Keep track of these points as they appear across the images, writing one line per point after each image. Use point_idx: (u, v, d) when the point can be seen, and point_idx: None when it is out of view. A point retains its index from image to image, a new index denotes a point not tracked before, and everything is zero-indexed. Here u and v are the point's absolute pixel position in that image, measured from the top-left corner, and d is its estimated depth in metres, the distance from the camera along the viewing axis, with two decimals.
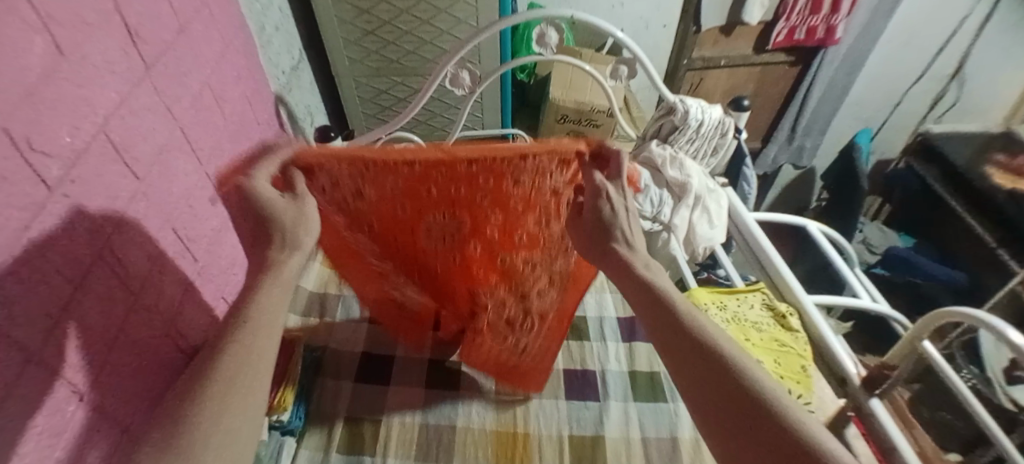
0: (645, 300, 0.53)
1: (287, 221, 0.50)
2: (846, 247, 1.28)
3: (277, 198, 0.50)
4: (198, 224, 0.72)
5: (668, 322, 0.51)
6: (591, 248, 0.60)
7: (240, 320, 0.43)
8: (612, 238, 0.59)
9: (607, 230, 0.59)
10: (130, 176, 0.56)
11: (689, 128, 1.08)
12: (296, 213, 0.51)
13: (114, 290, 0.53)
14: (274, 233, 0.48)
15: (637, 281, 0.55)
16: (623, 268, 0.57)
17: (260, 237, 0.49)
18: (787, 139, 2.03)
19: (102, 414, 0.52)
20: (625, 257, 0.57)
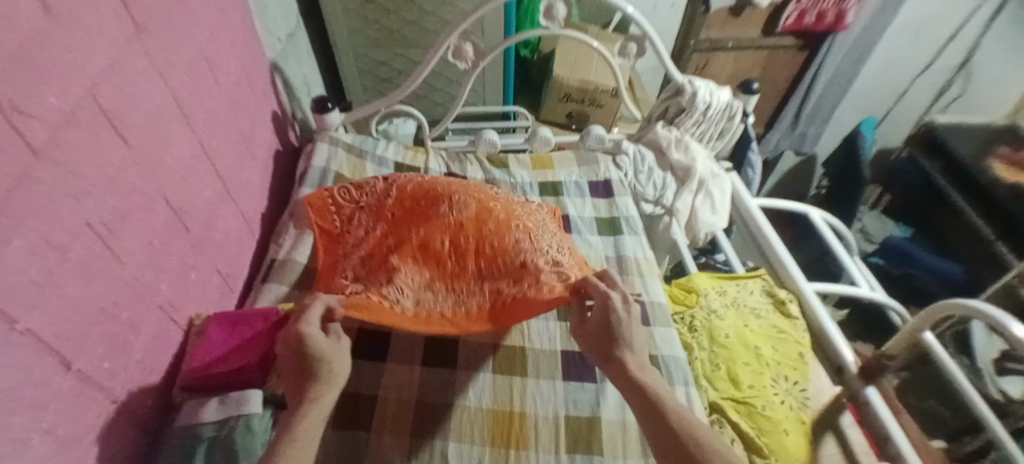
0: (634, 397, 0.58)
1: (330, 364, 0.57)
2: (847, 234, 1.27)
3: (321, 340, 0.58)
4: (192, 195, 0.70)
5: (654, 416, 0.55)
6: (594, 347, 0.65)
7: (279, 445, 0.48)
8: (618, 340, 0.64)
9: (611, 331, 0.65)
10: (119, 141, 0.54)
11: (696, 111, 1.06)
12: (335, 351, 0.58)
13: (103, 260, 0.51)
14: (318, 369, 0.55)
15: (632, 381, 0.59)
16: (622, 372, 0.60)
17: (304, 374, 0.55)
18: (790, 126, 2.01)
19: (93, 385, 0.50)
20: (624, 360, 0.62)
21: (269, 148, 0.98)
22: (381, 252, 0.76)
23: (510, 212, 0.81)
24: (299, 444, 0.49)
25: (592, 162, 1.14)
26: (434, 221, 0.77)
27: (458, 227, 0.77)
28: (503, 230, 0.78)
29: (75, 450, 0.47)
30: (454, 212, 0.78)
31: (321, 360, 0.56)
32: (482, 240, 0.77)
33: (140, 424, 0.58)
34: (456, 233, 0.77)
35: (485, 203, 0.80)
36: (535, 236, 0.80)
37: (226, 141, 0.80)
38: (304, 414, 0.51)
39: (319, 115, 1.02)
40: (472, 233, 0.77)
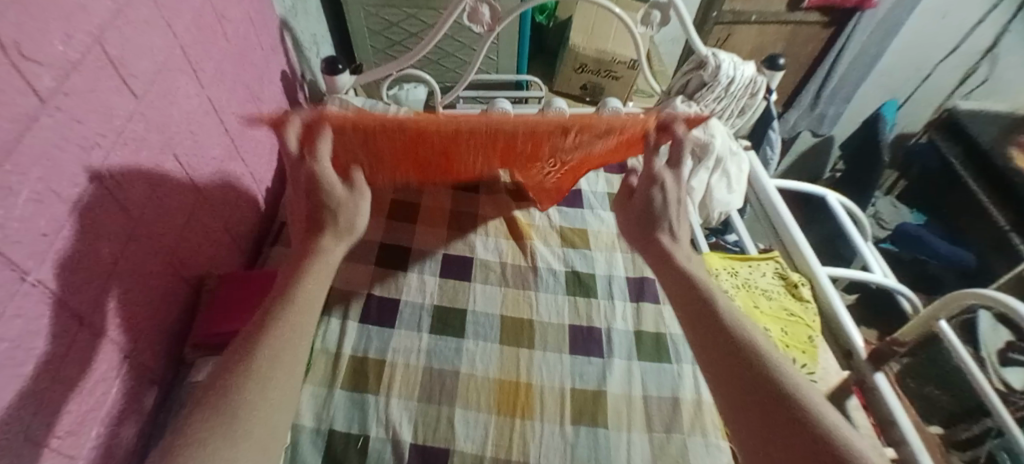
0: (676, 281, 0.60)
1: (341, 216, 0.58)
2: (863, 218, 1.25)
3: (336, 183, 0.58)
4: (201, 152, 0.68)
5: (689, 295, 0.58)
6: (634, 231, 0.68)
7: (293, 294, 0.51)
8: (655, 225, 0.66)
9: (650, 214, 0.66)
10: (127, 92, 0.52)
11: (718, 85, 1.02)
12: (350, 207, 0.58)
13: (112, 214, 0.50)
14: (328, 219, 0.57)
15: (670, 266, 0.62)
16: (661, 256, 0.64)
17: (317, 225, 0.57)
18: (810, 105, 1.92)
19: (105, 339, 0.50)
20: (665, 244, 0.64)
21: (277, 107, 0.96)
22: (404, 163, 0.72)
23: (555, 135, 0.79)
24: (307, 295, 0.51)
25: None
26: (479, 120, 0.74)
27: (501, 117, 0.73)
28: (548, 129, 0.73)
29: (89, 400, 0.48)
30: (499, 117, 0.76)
31: (334, 206, 0.58)
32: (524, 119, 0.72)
33: (152, 376, 0.59)
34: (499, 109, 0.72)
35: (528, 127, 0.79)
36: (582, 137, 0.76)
37: (234, 98, 0.78)
38: (312, 268, 0.53)
39: (329, 76, 0.99)
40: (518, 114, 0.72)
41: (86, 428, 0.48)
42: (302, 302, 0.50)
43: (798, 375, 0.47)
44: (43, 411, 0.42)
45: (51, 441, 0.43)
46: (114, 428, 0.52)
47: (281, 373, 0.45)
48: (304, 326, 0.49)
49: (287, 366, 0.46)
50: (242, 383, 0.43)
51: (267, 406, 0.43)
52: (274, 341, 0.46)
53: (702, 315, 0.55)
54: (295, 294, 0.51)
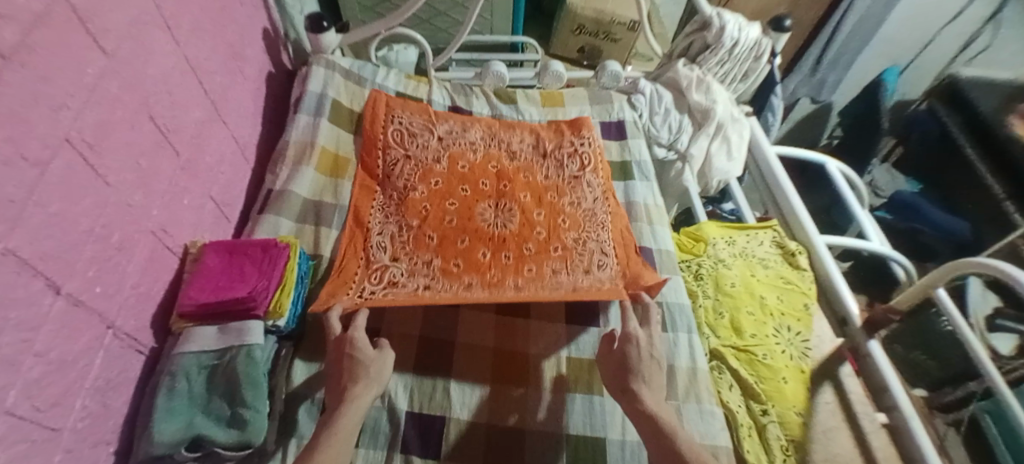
0: (646, 426, 0.58)
1: (372, 368, 0.60)
2: (862, 186, 1.24)
3: (367, 350, 0.61)
4: (179, 115, 0.65)
5: (666, 449, 0.56)
6: (611, 381, 0.64)
7: (318, 445, 0.52)
8: (632, 373, 0.63)
9: (625, 364, 0.64)
10: (97, 49, 0.49)
11: (722, 48, 1.00)
12: (379, 364, 0.61)
13: (87, 178, 0.48)
14: (360, 371, 0.58)
15: (643, 414, 0.59)
16: (632, 401, 0.61)
17: (348, 375, 0.58)
18: (811, 70, 1.80)
19: (85, 309, 0.48)
20: (637, 392, 0.62)
21: (260, 69, 0.91)
22: (425, 250, 0.77)
23: (552, 224, 0.83)
24: (336, 439, 0.52)
25: (605, 100, 1.08)
26: (479, 231, 0.80)
27: (502, 243, 0.80)
28: (541, 257, 0.79)
29: (71, 373, 0.46)
30: (498, 228, 0.81)
31: (364, 364, 0.60)
32: (521, 265, 0.78)
33: (139, 347, 0.57)
34: (498, 247, 0.79)
35: (529, 216, 0.83)
36: (574, 250, 0.81)
37: (213, 58, 0.74)
38: (342, 409, 0.55)
39: (314, 35, 0.95)
40: (513, 250, 0.79)
41: (70, 399, 0.46)
42: (327, 451, 0.51)
43: None
44: (23, 383, 0.40)
45: (34, 415, 0.41)
46: (101, 400, 0.51)
47: None
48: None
49: None
50: None
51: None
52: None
53: None
54: (319, 449, 0.51)
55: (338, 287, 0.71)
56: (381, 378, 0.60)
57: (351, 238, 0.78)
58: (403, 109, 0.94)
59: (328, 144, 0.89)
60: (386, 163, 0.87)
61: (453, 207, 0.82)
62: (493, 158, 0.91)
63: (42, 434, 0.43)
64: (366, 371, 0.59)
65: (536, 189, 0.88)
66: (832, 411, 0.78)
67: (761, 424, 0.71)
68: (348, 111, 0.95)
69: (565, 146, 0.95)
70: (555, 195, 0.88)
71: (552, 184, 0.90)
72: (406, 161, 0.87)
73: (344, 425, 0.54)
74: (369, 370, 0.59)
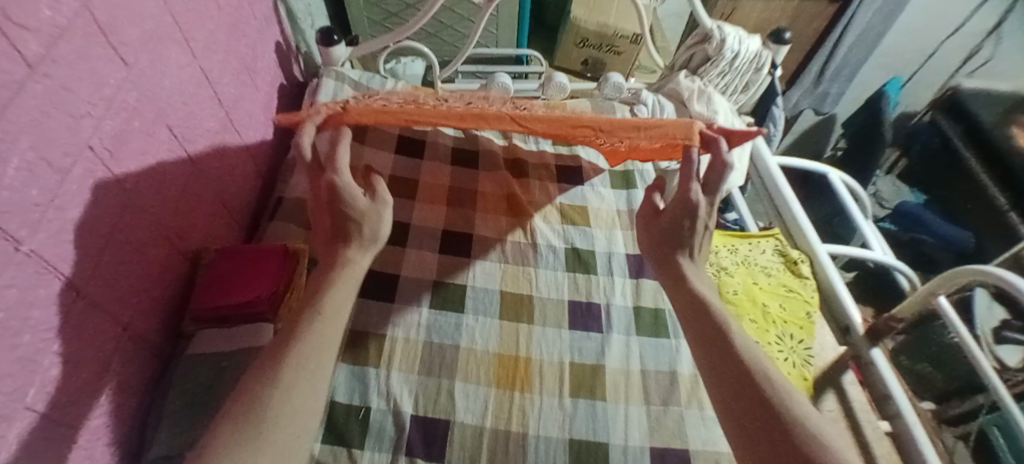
0: (686, 300, 0.59)
1: (365, 226, 0.59)
2: (864, 196, 1.24)
3: (358, 196, 0.59)
4: (195, 123, 0.67)
5: (704, 326, 0.55)
6: (655, 250, 0.65)
7: (318, 304, 0.52)
8: (682, 243, 0.63)
9: (675, 236, 0.63)
10: (117, 61, 0.51)
11: (722, 60, 1.02)
12: (373, 218, 0.59)
13: (107, 184, 0.50)
14: (352, 229, 0.58)
15: (684, 289, 0.60)
16: (678, 278, 0.62)
17: (341, 236, 0.58)
18: (813, 83, 1.80)
19: (101, 310, 0.49)
20: (682, 266, 0.63)
21: (272, 80, 0.94)
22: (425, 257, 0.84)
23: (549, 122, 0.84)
24: (333, 303, 0.53)
25: (607, 111, 1.08)
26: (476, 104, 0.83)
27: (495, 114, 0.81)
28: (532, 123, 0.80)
29: (88, 371, 0.48)
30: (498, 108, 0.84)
31: (358, 219, 0.58)
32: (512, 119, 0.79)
33: (153, 349, 0.59)
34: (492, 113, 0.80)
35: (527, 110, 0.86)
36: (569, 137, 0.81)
37: (227, 69, 0.76)
38: (337, 277, 0.55)
39: (325, 48, 0.98)
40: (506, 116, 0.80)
41: (86, 397, 0.47)
42: (329, 313, 0.52)
43: (818, 422, 0.45)
44: (41, 380, 0.42)
45: (49, 411, 0.43)
46: (116, 399, 0.52)
47: (302, 387, 0.46)
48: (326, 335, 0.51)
49: (310, 375, 0.47)
50: (271, 387, 0.45)
51: (292, 412, 0.44)
52: (294, 351, 0.47)
53: (711, 339, 0.54)
54: (321, 303, 0.52)
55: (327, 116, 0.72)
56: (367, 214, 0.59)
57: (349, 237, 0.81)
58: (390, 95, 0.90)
59: None
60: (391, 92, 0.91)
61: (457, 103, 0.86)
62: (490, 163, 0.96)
63: (58, 431, 0.44)
64: (366, 214, 0.59)
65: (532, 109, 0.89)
66: (835, 417, 0.79)
67: None
68: None
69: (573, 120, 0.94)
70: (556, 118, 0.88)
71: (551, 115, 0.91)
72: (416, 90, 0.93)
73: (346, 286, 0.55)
74: (366, 213, 0.59)
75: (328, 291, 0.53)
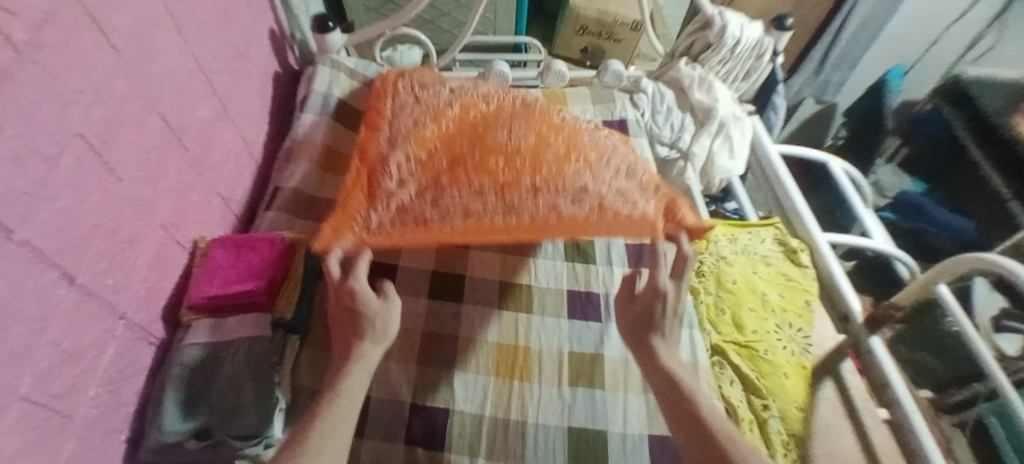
0: (660, 384, 0.59)
1: (378, 323, 0.58)
2: (865, 185, 1.24)
3: (371, 298, 0.59)
4: (187, 112, 0.66)
5: (684, 413, 0.57)
6: (631, 334, 0.63)
7: (328, 403, 0.53)
8: (652, 326, 0.62)
9: (648, 317, 0.62)
10: (107, 49, 0.50)
11: (723, 47, 1.01)
12: (385, 315, 0.59)
13: (98, 173, 0.49)
14: (365, 326, 0.57)
15: (658, 367, 0.60)
16: (647, 355, 0.61)
17: (355, 329, 0.57)
18: (814, 71, 1.78)
19: (96, 301, 0.49)
20: (657, 348, 0.61)
21: (267, 69, 0.93)
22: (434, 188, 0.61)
23: (575, 144, 0.67)
24: (347, 399, 0.54)
25: (608, 100, 1.08)
26: (489, 148, 0.63)
27: (518, 158, 0.62)
28: (563, 167, 0.63)
29: (83, 362, 0.47)
30: (513, 147, 0.63)
31: (371, 316, 0.58)
32: (542, 173, 0.61)
33: (150, 339, 0.58)
34: (514, 162, 0.62)
35: (548, 136, 0.66)
36: (600, 164, 0.65)
37: (220, 57, 0.75)
38: (349, 372, 0.56)
39: (320, 36, 0.96)
40: (532, 164, 0.62)
41: (82, 387, 0.47)
42: (340, 409, 0.53)
43: None
44: (35, 371, 0.41)
45: (46, 402, 0.42)
46: (112, 390, 0.52)
47: None
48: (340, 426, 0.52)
49: None
50: None
51: None
52: (311, 458, 0.48)
53: (694, 428, 0.55)
54: (332, 404, 0.53)
55: (340, 224, 0.60)
56: (383, 327, 0.59)
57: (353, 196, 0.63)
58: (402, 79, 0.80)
59: (334, 143, 0.91)
60: (391, 112, 0.73)
61: (461, 133, 0.65)
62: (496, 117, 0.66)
63: (54, 421, 0.44)
64: (371, 324, 0.58)
65: (554, 125, 0.69)
66: (833, 407, 0.78)
67: (763, 418, 0.72)
68: (352, 110, 0.96)
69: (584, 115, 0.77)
70: (578, 130, 0.70)
71: (573, 129, 0.70)
72: (413, 106, 0.73)
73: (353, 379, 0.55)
74: (366, 320, 0.58)
75: (338, 393, 0.53)
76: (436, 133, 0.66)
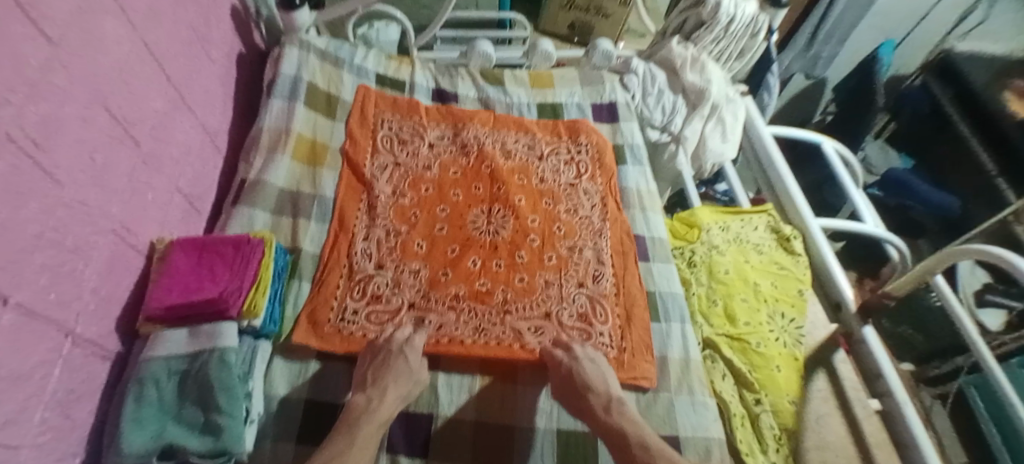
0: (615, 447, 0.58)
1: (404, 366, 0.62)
2: (857, 164, 1.22)
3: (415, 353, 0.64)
4: (140, 104, 0.60)
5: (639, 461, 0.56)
6: (565, 402, 0.64)
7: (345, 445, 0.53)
8: (588, 388, 0.63)
9: (575, 385, 0.63)
10: (41, 38, 0.44)
11: (717, 25, 0.96)
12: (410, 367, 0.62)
13: (35, 179, 0.44)
14: (391, 369, 0.61)
15: (603, 425, 0.60)
16: (596, 418, 0.61)
17: (383, 372, 0.61)
18: (806, 46, 1.68)
19: (40, 320, 0.44)
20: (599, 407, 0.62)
21: (229, 50, 0.86)
22: (411, 258, 0.75)
23: (547, 230, 0.81)
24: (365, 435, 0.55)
25: (596, 81, 1.03)
26: (468, 238, 0.78)
27: (493, 250, 0.77)
28: (533, 264, 0.77)
29: (28, 389, 0.43)
30: (489, 234, 0.79)
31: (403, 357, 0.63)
32: (512, 273, 0.75)
33: (103, 353, 0.54)
34: (489, 255, 0.77)
35: (523, 222, 0.81)
36: (570, 259, 0.78)
37: (176, 39, 0.69)
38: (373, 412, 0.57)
39: (286, 13, 0.90)
40: (505, 258, 0.77)
41: (28, 415, 0.43)
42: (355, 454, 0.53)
43: None
44: None
45: None
46: (63, 413, 0.48)
47: None
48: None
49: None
50: None
51: None
52: None
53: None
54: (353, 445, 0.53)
55: (321, 305, 0.69)
56: (416, 374, 0.63)
57: (331, 247, 0.74)
58: (392, 111, 0.91)
59: (304, 131, 0.85)
60: (373, 167, 0.84)
61: (444, 214, 0.80)
62: (472, 192, 0.83)
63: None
64: (404, 368, 0.62)
65: (530, 205, 0.83)
66: (825, 398, 0.78)
67: (755, 413, 0.71)
68: (326, 95, 0.90)
69: (562, 152, 0.92)
70: (550, 201, 0.85)
71: (547, 190, 0.86)
72: (395, 168, 0.85)
73: (383, 413, 0.57)
74: (399, 376, 0.60)
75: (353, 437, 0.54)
76: (417, 204, 0.81)
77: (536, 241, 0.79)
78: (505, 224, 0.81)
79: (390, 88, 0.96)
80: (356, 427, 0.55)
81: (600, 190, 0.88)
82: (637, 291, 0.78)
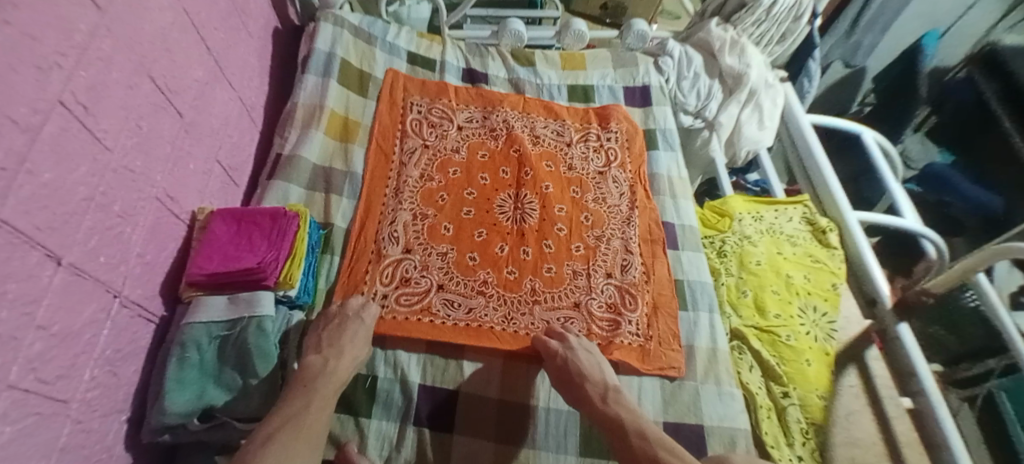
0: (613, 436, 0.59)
1: (352, 330, 0.62)
2: (897, 157, 1.17)
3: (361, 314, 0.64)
4: (181, 74, 0.61)
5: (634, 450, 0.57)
6: (563, 391, 0.63)
7: (302, 407, 0.54)
8: (580, 375, 0.62)
9: (570, 374, 0.62)
10: (88, 4, 0.45)
11: (759, 7, 0.92)
12: (359, 330, 0.62)
13: (85, 143, 0.45)
14: (345, 334, 0.61)
15: (597, 411, 0.60)
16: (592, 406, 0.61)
17: (336, 336, 0.61)
18: (846, 33, 1.57)
19: (89, 280, 0.46)
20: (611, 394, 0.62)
21: (266, 24, 0.87)
22: (439, 240, 0.75)
23: (575, 220, 0.80)
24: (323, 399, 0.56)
25: (630, 63, 1.01)
26: (496, 224, 0.78)
27: (520, 238, 0.77)
28: (560, 255, 0.76)
29: (78, 345, 0.45)
30: (516, 221, 0.79)
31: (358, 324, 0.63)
32: (540, 263, 0.75)
33: (148, 316, 0.56)
34: (517, 243, 0.76)
35: (550, 211, 0.80)
36: (598, 249, 0.78)
37: (214, 11, 0.69)
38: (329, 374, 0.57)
39: None
40: (532, 246, 0.76)
41: (78, 371, 0.45)
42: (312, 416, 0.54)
43: None
44: (26, 357, 0.38)
45: (38, 387, 0.40)
46: (110, 370, 0.50)
47: None
48: (316, 425, 0.54)
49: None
50: None
51: None
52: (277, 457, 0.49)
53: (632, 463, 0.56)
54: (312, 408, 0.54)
55: (352, 287, 0.69)
56: (368, 337, 0.63)
57: (360, 227, 0.75)
58: (420, 94, 0.90)
59: (337, 108, 0.85)
60: (401, 150, 0.84)
61: (471, 197, 0.80)
62: (498, 178, 0.83)
63: (49, 407, 0.42)
64: (349, 329, 0.62)
65: (558, 194, 0.82)
66: (856, 394, 0.77)
67: (782, 406, 0.70)
68: (359, 72, 0.90)
69: (591, 139, 0.91)
70: (578, 190, 0.84)
71: (575, 177, 0.86)
72: (424, 150, 0.85)
73: (339, 376, 0.58)
74: (355, 340, 0.61)
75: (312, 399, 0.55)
76: (445, 187, 0.81)
77: (563, 231, 0.78)
78: (532, 212, 0.80)
79: (420, 67, 0.96)
80: (310, 389, 0.56)
81: (631, 177, 0.87)
82: (666, 280, 0.77)
